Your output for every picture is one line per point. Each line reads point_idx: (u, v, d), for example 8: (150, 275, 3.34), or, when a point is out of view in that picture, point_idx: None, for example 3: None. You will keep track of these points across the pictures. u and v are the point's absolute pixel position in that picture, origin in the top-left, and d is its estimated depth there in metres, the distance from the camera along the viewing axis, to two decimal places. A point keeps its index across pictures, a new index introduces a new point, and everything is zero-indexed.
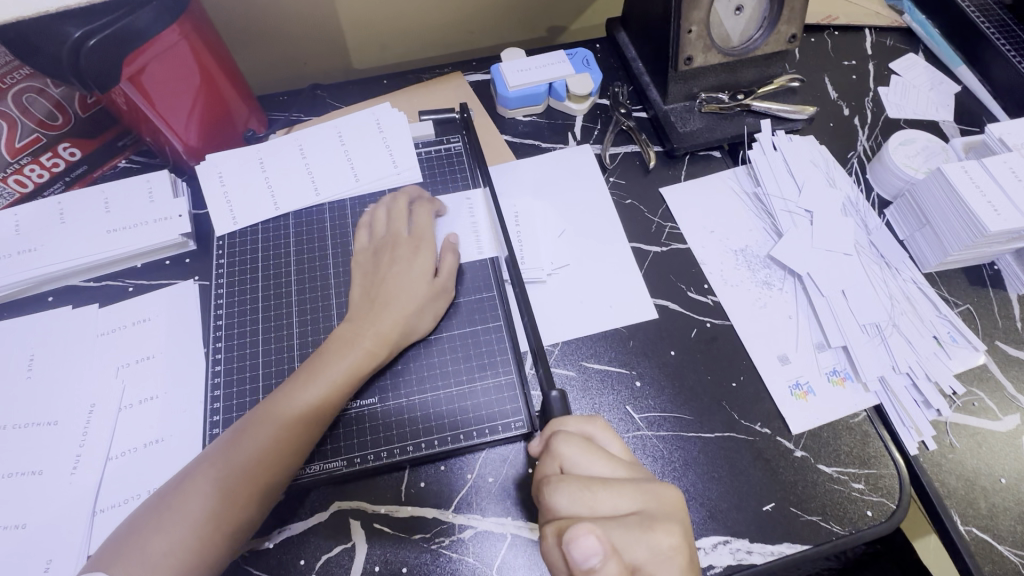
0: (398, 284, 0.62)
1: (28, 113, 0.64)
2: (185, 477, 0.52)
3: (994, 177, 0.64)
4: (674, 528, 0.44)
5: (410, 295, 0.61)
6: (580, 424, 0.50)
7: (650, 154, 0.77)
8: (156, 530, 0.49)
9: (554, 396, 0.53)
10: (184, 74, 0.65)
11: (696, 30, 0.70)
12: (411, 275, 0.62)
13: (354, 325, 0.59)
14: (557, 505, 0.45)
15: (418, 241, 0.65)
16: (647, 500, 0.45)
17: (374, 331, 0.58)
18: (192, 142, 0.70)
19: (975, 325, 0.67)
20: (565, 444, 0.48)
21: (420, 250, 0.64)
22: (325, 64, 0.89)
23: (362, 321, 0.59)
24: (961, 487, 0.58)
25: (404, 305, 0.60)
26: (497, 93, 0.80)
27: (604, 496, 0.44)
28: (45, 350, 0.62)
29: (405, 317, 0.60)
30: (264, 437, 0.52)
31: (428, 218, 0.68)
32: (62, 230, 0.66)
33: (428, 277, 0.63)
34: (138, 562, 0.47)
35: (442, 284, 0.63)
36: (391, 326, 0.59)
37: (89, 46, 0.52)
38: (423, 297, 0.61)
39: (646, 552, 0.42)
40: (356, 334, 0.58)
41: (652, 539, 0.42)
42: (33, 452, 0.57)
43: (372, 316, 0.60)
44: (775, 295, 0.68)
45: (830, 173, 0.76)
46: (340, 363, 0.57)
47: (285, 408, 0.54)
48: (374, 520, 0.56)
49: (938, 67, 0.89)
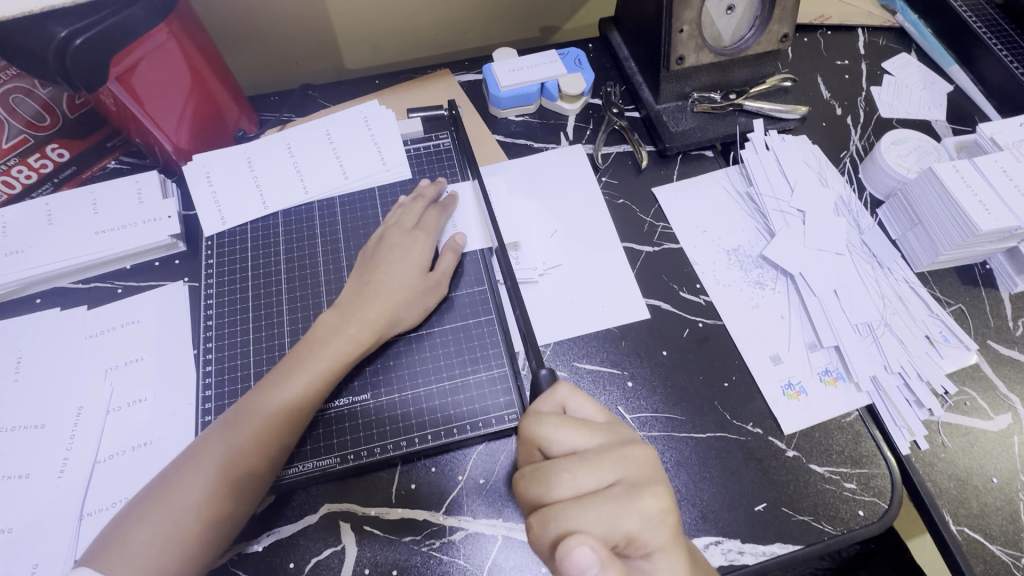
0: (384, 271, 0.62)
1: (15, 112, 0.65)
2: (170, 468, 0.52)
3: (985, 176, 0.64)
4: (662, 490, 0.43)
5: (397, 285, 0.61)
6: (549, 399, 0.50)
7: (642, 154, 0.77)
8: (139, 522, 0.49)
9: (543, 372, 0.54)
10: (174, 74, 0.65)
11: (687, 30, 0.70)
12: (399, 263, 0.62)
13: (341, 313, 0.59)
14: (543, 492, 0.43)
15: (407, 230, 0.65)
16: (628, 468, 0.44)
17: (362, 316, 0.59)
18: (182, 144, 0.71)
19: (967, 325, 0.67)
20: (537, 427, 0.47)
21: (410, 238, 0.64)
22: (316, 63, 0.89)
23: (349, 311, 0.59)
24: (953, 486, 0.58)
25: (393, 296, 0.60)
26: (490, 93, 0.80)
27: (584, 473, 0.43)
28: (33, 352, 0.62)
29: (393, 303, 0.60)
30: (250, 425, 0.52)
31: (410, 205, 0.68)
32: (50, 231, 0.66)
33: (412, 266, 0.62)
34: (117, 556, 0.47)
35: (432, 277, 0.63)
36: (377, 313, 0.59)
37: (77, 45, 0.52)
38: (410, 285, 0.61)
39: (638, 522, 0.41)
40: (344, 320, 0.59)
41: (641, 506, 0.41)
42: (19, 456, 0.56)
43: (360, 301, 0.60)
44: (767, 294, 0.68)
45: (823, 173, 0.76)
46: (328, 349, 0.57)
47: (269, 403, 0.54)
48: (365, 522, 0.55)
49: (931, 67, 0.89)
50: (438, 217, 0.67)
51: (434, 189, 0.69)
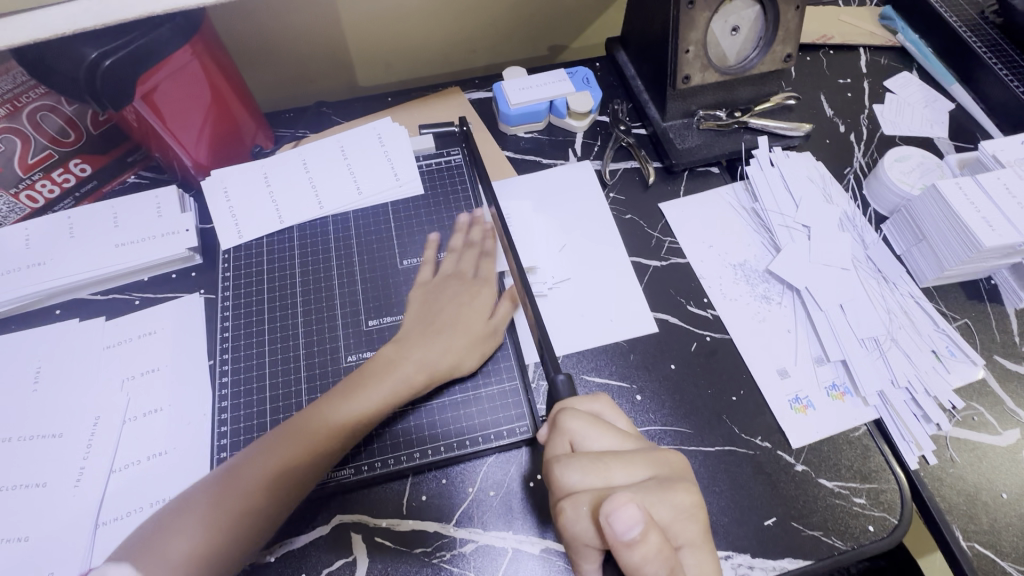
0: (451, 316, 0.63)
1: (40, 129, 0.66)
2: (219, 473, 0.53)
3: (988, 194, 0.65)
4: (690, 486, 0.45)
5: (460, 330, 0.62)
6: (587, 403, 0.52)
7: (649, 171, 0.79)
8: (183, 529, 0.49)
9: (562, 379, 0.54)
10: (195, 92, 0.66)
11: (693, 51, 0.72)
12: (463, 308, 0.64)
13: (398, 348, 0.61)
14: (572, 483, 0.44)
15: (467, 279, 0.66)
16: (661, 466, 0.46)
17: (419, 355, 0.60)
18: (202, 160, 0.73)
19: (974, 340, 0.68)
20: (570, 419, 0.48)
21: (471, 288, 0.65)
22: (330, 81, 0.91)
23: (408, 347, 0.61)
24: (962, 502, 0.58)
25: (452, 338, 0.61)
26: (499, 111, 0.82)
27: (617, 467, 0.45)
28: (52, 362, 0.63)
29: (452, 346, 0.61)
30: (297, 452, 0.53)
31: (464, 253, 0.68)
32: (71, 243, 0.67)
33: (480, 313, 0.64)
34: (159, 558, 0.48)
35: (493, 324, 0.64)
36: (441, 354, 0.60)
37: (105, 66, 0.54)
38: (472, 332, 0.62)
39: (669, 513, 0.43)
40: (402, 355, 0.60)
41: (674, 497, 0.43)
42: (36, 465, 0.57)
43: (419, 339, 0.61)
44: (775, 309, 0.69)
45: (828, 190, 0.77)
46: (382, 385, 0.57)
47: (319, 429, 0.55)
48: (376, 533, 0.56)
49: (932, 85, 0.90)
50: (491, 265, 0.68)
51: (481, 232, 0.70)
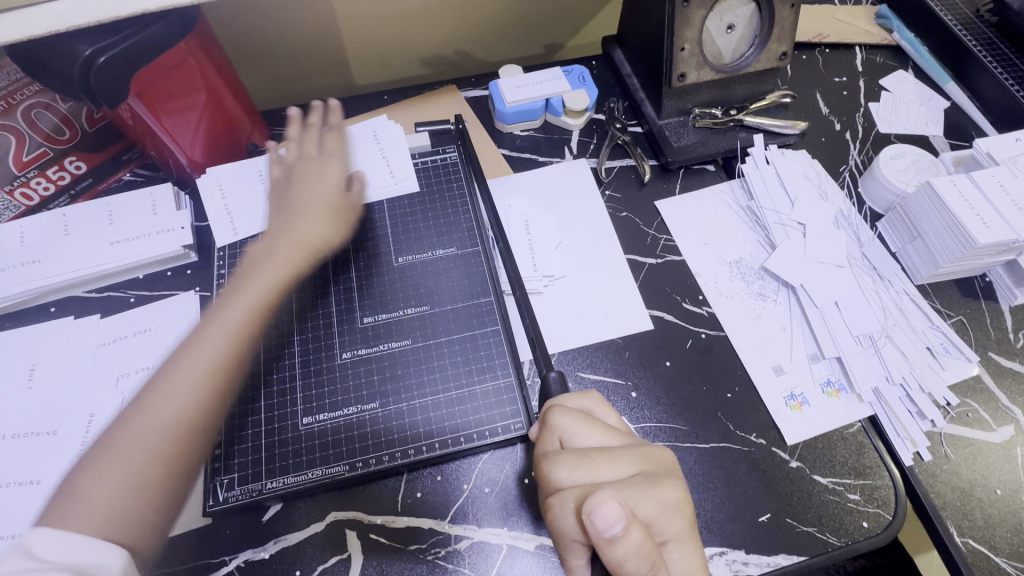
0: (298, 194, 0.69)
1: (35, 127, 0.67)
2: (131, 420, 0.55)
3: (983, 192, 0.65)
4: (677, 481, 0.45)
5: (310, 211, 0.69)
6: (578, 400, 0.52)
7: (645, 168, 0.79)
8: (97, 473, 0.51)
9: (552, 377, 0.56)
10: (190, 89, 0.66)
11: (688, 48, 0.72)
12: (305, 184, 0.70)
13: (242, 274, 0.65)
14: (560, 479, 0.44)
15: (314, 158, 0.73)
16: (649, 462, 0.46)
17: (268, 264, 0.66)
18: (196, 156, 0.73)
19: (968, 336, 0.68)
20: (560, 416, 0.48)
21: (320, 166, 0.72)
22: (326, 79, 0.91)
23: (270, 243, 0.67)
24: (956, 498, 0.58)
25: (306, 223, 0.68)
26: (495, 109, 0.82)
27: (604, 464, 0.45)
28: (46, 359, 0.63)
29: (303, 232, 0.67)
30: (203, 379, 0.57)
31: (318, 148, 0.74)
32: (66, 241, 0.67)
33: (330, 183, 0.71)
34: (82, 503, 0.49)
35: (348, 195, 0.71)
36: (296, 235, 0.67)
37: (100, 63, 0.54)
38: (324, 200, 0.69)
39: (656, 508, 0.43)
40: (239, 283, 0.65)
41: (660, 493, 0.43)
42: (30, 462, 0.57)
43: (262, 250, 0.67)
44: (770, 307, 0.69)
45: (823, 188, 0.77)
46: (228, 313, 0.63)
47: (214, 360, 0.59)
48: (371, 530, 0.56)
49: (927, 83, 0.90)
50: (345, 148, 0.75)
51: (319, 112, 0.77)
